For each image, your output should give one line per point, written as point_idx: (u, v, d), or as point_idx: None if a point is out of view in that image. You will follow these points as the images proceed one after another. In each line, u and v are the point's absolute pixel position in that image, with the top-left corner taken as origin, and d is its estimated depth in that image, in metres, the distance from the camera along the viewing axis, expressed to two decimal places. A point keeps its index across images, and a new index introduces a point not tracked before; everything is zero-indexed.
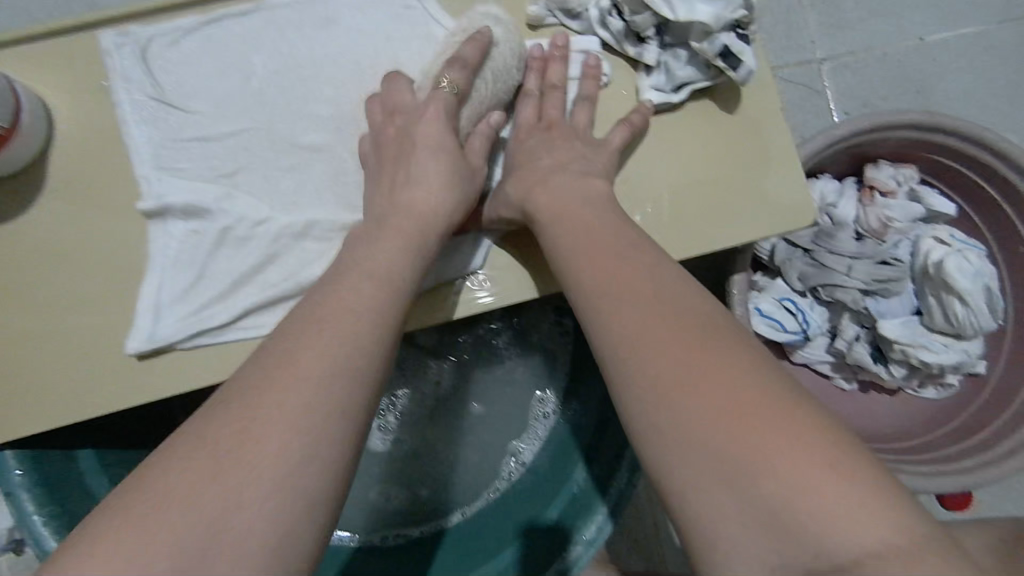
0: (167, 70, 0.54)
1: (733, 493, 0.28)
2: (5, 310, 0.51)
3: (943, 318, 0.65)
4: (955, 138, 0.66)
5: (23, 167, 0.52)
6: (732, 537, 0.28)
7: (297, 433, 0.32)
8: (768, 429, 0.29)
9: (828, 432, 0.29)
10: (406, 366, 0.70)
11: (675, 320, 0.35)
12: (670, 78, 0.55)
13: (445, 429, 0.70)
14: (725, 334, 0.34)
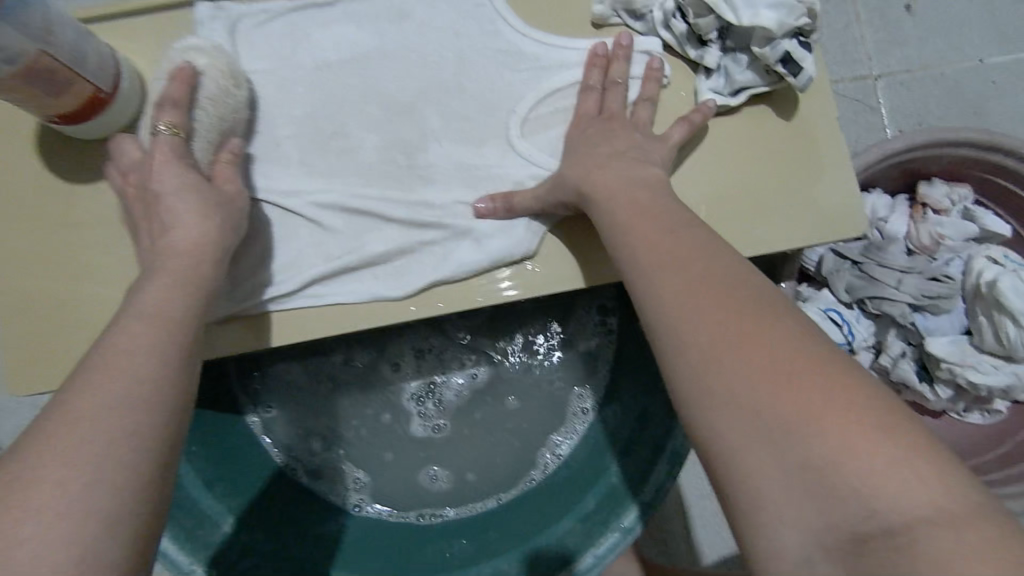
0: (251, 49, 0.58)
1: (777, 453, 0.30)
2: (92, 259, 0.55)
3: (993, 338, 0.64)
4: (1012, 159, 0.65)
5: (115, 131, 0.55)
6: (780, 500, 0.30)
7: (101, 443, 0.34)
8: (817, 398, 0.30)
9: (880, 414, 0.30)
10: (444, 355, 0.71)
11: (724, 291, 0.36)
12: (728, 81, 0.56)
13: (482, 417, 0.70)
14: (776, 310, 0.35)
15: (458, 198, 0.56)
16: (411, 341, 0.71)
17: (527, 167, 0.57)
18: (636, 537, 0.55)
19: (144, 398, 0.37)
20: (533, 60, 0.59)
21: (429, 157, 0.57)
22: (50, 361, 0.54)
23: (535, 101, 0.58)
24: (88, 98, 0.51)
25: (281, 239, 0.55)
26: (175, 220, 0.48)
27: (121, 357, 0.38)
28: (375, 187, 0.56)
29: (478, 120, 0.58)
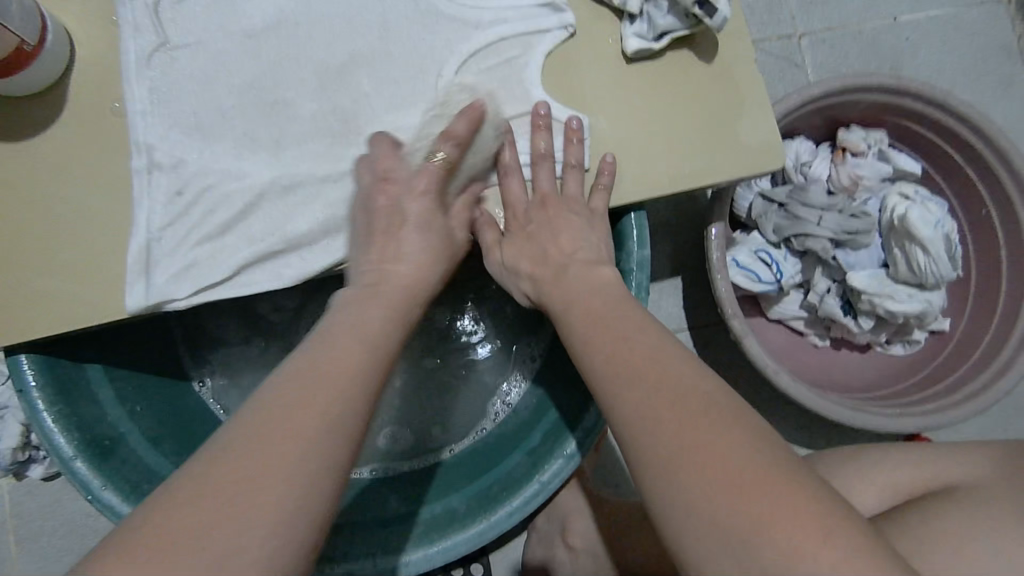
0: (175, 25, 0.57)
1: None
2: (27, 220, 0.54)
3: (907, 268, 0.70)
4: (920, 102, 0.71)
5: (44, 87, 0.55)
6: None
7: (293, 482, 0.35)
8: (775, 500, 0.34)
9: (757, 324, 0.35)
10: None
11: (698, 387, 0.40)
12: (651, 27, 0.58)
13: (409, 375, 0.73)
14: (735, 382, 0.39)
15: None
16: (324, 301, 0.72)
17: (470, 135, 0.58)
18: (578, 463, 0.56)
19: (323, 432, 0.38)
20: (457, 25, 0.60)
21: (359, 119, 0.58)
22: None
23: (463, 60, 0.59)
24: (11, 50, 0.50)
25: (209, 214, 0.54)
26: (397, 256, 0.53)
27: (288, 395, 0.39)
28: (307, 148, 0.57)
29: (408, 86, 0.59)
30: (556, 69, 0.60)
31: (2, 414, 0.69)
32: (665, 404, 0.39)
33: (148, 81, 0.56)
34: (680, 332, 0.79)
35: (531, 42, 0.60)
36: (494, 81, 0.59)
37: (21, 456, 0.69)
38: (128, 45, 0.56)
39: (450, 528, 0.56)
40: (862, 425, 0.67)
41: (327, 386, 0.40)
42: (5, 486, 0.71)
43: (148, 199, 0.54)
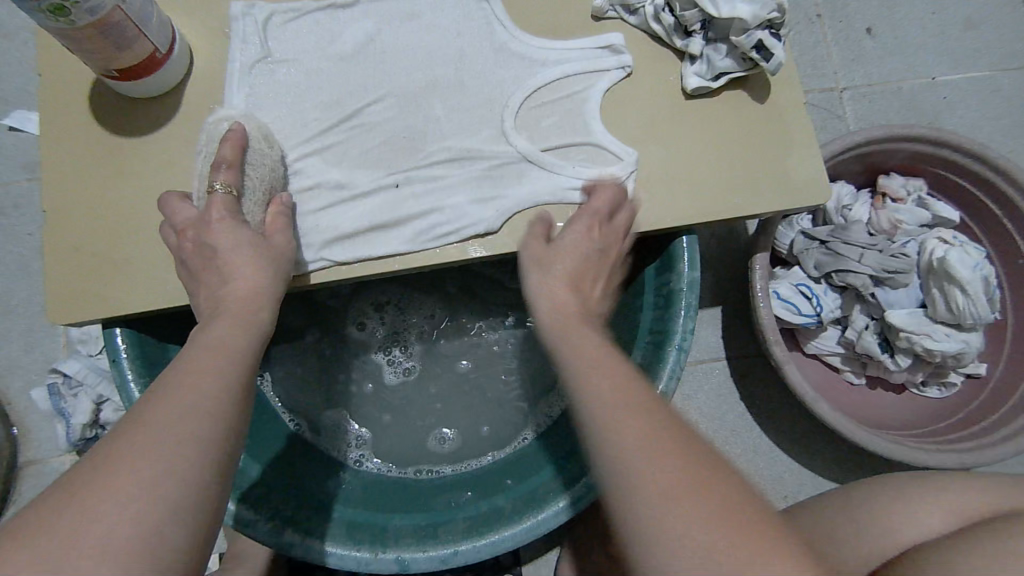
0: (278, 42, 0.63)
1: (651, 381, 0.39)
2: (134, 208, 0.59)
3: (946, 309, 0.72)
4: (959, 154, 0.74)
5: (163, 92, 0.61)
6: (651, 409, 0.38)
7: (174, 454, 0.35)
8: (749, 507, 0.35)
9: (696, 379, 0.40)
10: (405, 305, 0.77)
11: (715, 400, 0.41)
12: (710, 67, 0.63)
13: (449, 372, 0.76)
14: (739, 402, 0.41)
15: (447, 176, 0.62)
16: (372, 298, 0.77)
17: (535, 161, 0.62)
18: None
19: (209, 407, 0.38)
20: (524, 60, 0.65)
21: (429, 137, 0.63)
22: (87, 298, 0.58)
23: (528, 92, 0.64)
24: (147, 56, 0.56)
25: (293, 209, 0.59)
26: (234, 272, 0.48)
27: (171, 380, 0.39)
28: (381, 160, 0.62)
29: (478, 110, 0.63)
30: (616, 101, 0.64)
31: (77, 391, 0.74)
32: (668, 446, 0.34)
33: (250, 91, 0.62)
34: (718, 361, 0.82)
35: (592, 79, 0.64)
36: (558, 113, 0.64)
37: (88, 433, 0.73)
38: (235, 61, 0.62)
39: (497, 523, 0.59)
40: (898, 458, 0.68)
41: (187, 399, 0.38)
42: (67, 463, 0.76)
43: None
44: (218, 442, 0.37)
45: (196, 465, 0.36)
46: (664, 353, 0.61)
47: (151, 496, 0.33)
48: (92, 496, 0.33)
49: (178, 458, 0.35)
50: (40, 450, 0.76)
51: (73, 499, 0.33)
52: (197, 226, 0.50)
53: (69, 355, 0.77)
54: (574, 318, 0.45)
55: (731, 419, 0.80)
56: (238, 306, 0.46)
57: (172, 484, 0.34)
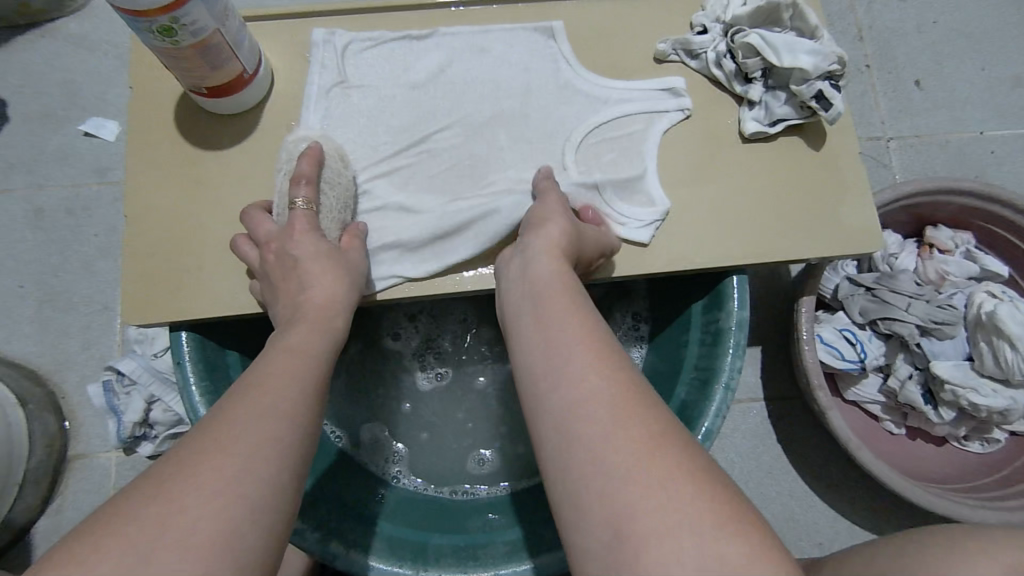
0: (354, 68, 0.67)
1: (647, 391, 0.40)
2: (207, 217, 0.62)
3: (993, 363, 0.72)
4: (1009, 210, 0.75)
5: (244, 109, 0.64)
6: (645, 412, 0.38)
7: (251, 457, 0.36)
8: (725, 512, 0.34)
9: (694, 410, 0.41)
10: (435, 313, 0.78)
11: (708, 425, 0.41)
12: (768, 113, 0.65)
13: (479, 382, 0.77)
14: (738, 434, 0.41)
15: None
16: (403, 309, 0.78)
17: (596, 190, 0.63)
18: None
19: (284, 412, 0.40)
20: (588, 97, 0.67)
21: (491, 166, 0.65)
22: (161, 300, 0.60)
23: (588, 127, 0.66)
24: (236, 76, 0.60)
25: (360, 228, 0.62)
26: (311, 283, 0.50)
27: (249, 384, 0.41)
28: (445, 185, 0.64)
29: (540, 143, 0.66)
30: (673, 142, 0.66)
31: (130, 390, 0.77)
32: (601, 364, 0.40)
33: (324, 112, 0.65)
34: (756, 401, 0.82)
35: (653, 119, 0.66)
36: (616, 149, 0.66)
37: (137, 431, 0.76)
38: (312, 85, 0.65)
39: (539, 549, 0.59)
40: (940, 512, 0.68)
41: (268, 402, 0.40)
42: (114, 459, 0.78)
43: None
44: (294, 448, 0.39)
45: (276, 467, 0.37)
46: (710, 391, 0.62)
47: (232, 495, 0.34)
48: (179, 485, 0.34)
49: (259, 456, 0.37)
50: (90, 445, 0.79)
51: (156, 489, 0.34)
52: (281, 239, 0.53)
53: (124, 353, 0.80)
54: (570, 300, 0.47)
55: (766, 459, 0.80)
56: (316, 315, 0.48)
57: (257, 487, 0.36)
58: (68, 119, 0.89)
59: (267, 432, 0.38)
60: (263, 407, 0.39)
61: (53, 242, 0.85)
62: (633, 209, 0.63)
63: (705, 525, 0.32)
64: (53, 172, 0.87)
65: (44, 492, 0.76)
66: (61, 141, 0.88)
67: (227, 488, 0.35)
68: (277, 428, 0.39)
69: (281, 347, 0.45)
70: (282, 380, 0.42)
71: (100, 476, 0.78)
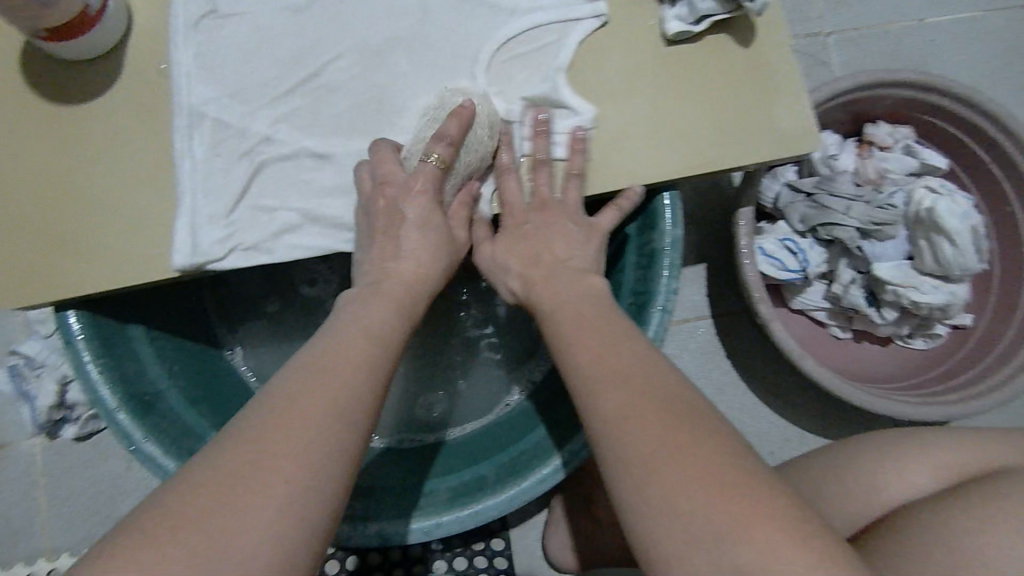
0: None
1: (621, 410, 0.41)
2: (76, 180, 0.56)
3: (933, 260, 0.71)
4: (948, 98, 0.72)
5: (102, 53, 0.57)
6: (621, 443, 0.39)
7: (320, 430, 0.38)
8: (726, 512, 0.35)
9: (651, 404, 0.41)
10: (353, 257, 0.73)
11: (662, 407, 0.40)
12: (691, 11, 0.59)
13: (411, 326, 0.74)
14: (691, 409, 0.40)
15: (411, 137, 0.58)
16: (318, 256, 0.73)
17: (512, 118, 0.59)
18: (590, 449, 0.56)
19: (351, 390, 0.41)
20: (492, 10, 0.60)
21: (392, 96, 0.59)
22: (38, 279, 0.54)
23: (495, 44, 0.60)
24: (78, 13, 0.52)
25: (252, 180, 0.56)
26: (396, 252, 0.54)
27: (319, 361, 0.42)
28: (341, 122, 0.58)
29: (444, 66, 0.59)
30: (589, 53, 0.60)
31: (40, 372, 0.73)
32: (612, 385, 0.43)
33: (197, 47, 0.57)
34: (702, 320, 0.81)
35: (565, 31, 0.60)
36: (528, 66, 0.60)
37: (55, 415, 0.73)
38: (179, 19, 0.57)
39: (478, 493, 0.57)
40: (883, 412, 0.68)
41: (333, 381, 0.41)
42: (38, 447, 0.74)
43: (189, 154, 0.56)
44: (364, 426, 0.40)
45: (341, 441, 0.38)
46: (645, 316, 0.60)
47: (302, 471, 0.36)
48: (257, 454, 0.36)
49: (324, 428, 0.38)
50: (7, 434, 0.74)
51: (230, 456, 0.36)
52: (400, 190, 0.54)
53: (29, 336, 0.75)
54: (565, 329, 0.50)
55: (715, 376, 0.80)
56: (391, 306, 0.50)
57: (318, 471, 0.36)
58: None
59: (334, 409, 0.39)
60: (326, 385, 0.40)
61: None
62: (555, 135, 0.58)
63: (717, 533, 0.34)
64: None
65: None
66: None
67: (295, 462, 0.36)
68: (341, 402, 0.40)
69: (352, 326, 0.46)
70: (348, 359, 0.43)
71: (26, 464, 0.74)
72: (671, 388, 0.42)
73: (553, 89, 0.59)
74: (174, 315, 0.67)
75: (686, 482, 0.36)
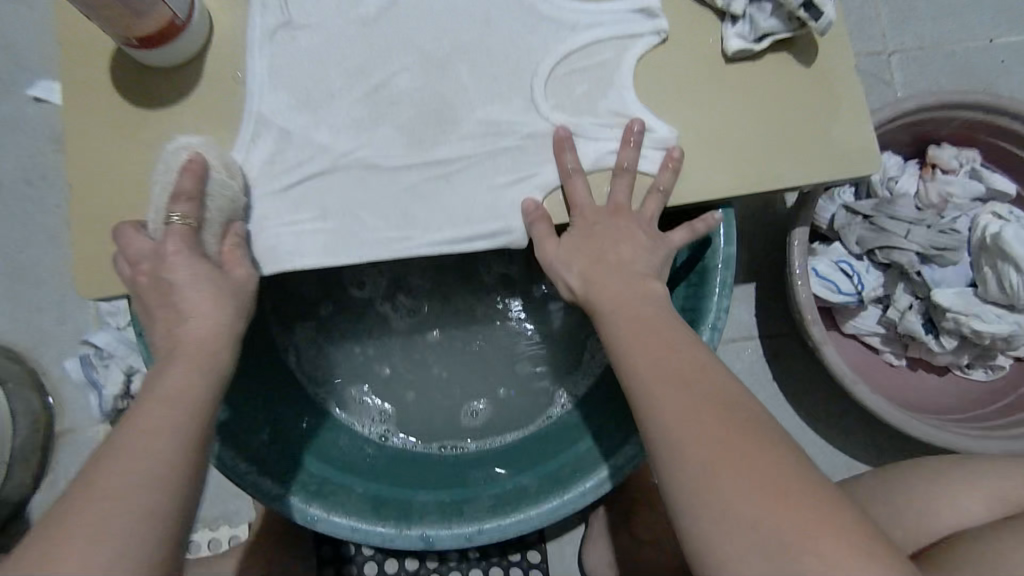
0: (297, 9, 0.61)
1: (684, 419, 0.41)
2: (154, 180, 0.59)
3: (998, 288, 0.69)
4: (1019, 122, 0.69)
5: (183, 61, 0.60)
6: (682, 451, 0.40)
7: (113, 507, 0.38)
8: (783, 523, 0.36)
9: (715, 414, 0.41)
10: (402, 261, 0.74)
11: (725, 418, 0.40)
12: (753, 28, 0.59)
13: (455, 328, 0.73)
14: (756, 422, 0.40)
15: (471, 147, 0.59)
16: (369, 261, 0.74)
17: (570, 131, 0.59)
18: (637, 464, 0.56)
19: (147, 458, 0.40)
20: (554, 24, 0.61)
21: (453, 106, 0.60)
22: (117, 272, 0.58)
23: (556, 58, 0.61)
24: (164, 23, 0.55)
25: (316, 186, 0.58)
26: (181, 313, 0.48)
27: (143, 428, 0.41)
28: (401, 131, 0.60)
29: (504, 79, 0.61)
30: (649, 69, 0.61)
31: (109, 362, 0.76)
32: (671, 391, 0.43)
33: (268, 57, 0.60)
34: (750, 340, 0.79)
35: (625, 46, 0.61)
36: (588, 80, 0.60)
37: (120, 404, 0.76)
38: (252, 31, 0.60)
39: (522, 503, 0.57)
40: (941, 445, 0.66)
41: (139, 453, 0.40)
42: (102, 432, 0.78)
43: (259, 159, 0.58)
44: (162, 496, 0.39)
45: (132, 516, 0.38)
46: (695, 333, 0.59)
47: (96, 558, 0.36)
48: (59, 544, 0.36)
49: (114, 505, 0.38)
50: (75, 419, 0.78)
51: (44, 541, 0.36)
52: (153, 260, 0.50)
53: (98, 326, 0.79)
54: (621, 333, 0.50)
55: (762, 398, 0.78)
56: (195, 350, 0.47)
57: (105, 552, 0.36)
58: (16, 84, 0.84)
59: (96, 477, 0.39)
60: (132, 457, 0.40)
61: (14, 216, 0.82)
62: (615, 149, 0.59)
63: (779, 542, 0.35)
64: (7, 142, 0.83)
65: (35, 467, 0.76)
66: (13, 108, 0.84)
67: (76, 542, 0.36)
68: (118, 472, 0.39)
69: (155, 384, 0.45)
70: (165, 423, 0.42)
71: (88, 449, 0.78)
72: (733, 399, 0.42)
73: (612, 104, 0.60)
74: None
75: (747, 493, 0.37)
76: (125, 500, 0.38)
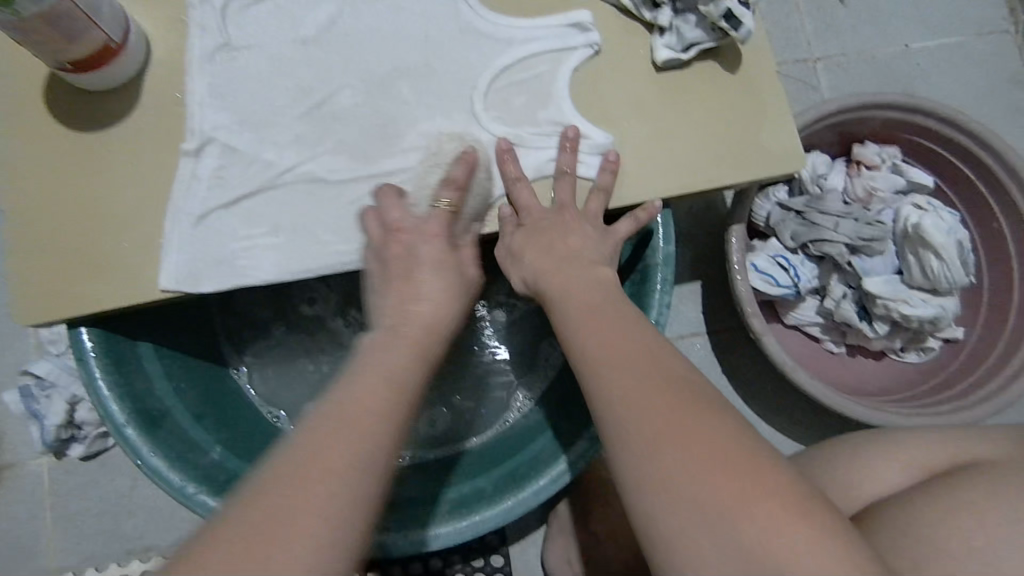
0: (242, 29, 0.62)
1: (628, 401, 0.43)
2: (93, 203, 0.58)
3: (921, 274, 0.73)
4: (932, 119, 0.74)
5: (121, 83, 0.60)
6: (628, 432, 0.41)
7: (343, 475, 0.40)
8: (726, 491, 0.38)
9: (660, 393, 0.42)
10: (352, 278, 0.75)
11: (670, 396, 0.42)
12: (680, 39, 0.62)
13: None
14: (698, 398, 0.42)
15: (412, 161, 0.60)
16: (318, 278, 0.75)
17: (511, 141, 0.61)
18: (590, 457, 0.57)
19: (376, 429, 0.43)
20: (491, 39, 0.64)
21: (395, 121, 0.61)
22: (56, 297, 0.57)
23: (494, 71, 0.63)
24: (99, 47, 0.55)
25: (263, 203, 0.59)
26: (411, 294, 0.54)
27: (344, 403, 0.44)
28: (346, 146, 0.61)
29: (445, 92, 0.62)
30: (584, 79, 0.63)
31: (51, 392, 0.74)
32: (615, 375, 0.44)
33: (211, 76, 0.61)
34: (699, 336, 0.82)
35: (560, 58, 0.63)
36: (525, 92, 0.63)
37: (64, 434, 0.74)
38: (194, 52, 0.61)
39: (479, 505, 0.58)
40: (878, 424, 0.69)
41: (359, 426, 0.43)
42: (46, 466, 0.75)
43: (202, 180, 0.58)
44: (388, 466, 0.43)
45: (370, 486, 0.41)
46: None
47: (333, 523, 0.38)
48: (299, 506, 0.38)
49: (355, 473, 0.40)
50: (17, 453, 0.76)
51: (269, 509, 0.38)
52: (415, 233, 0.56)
53: (41, 356, 0.77)
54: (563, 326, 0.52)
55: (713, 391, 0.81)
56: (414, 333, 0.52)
57: (346, 516, 0.39)
58: None
59: (336, 451, 0.41)
60: (351, 431, 0.42)
61: None
62: (556, 156, 0.61)
63: (722, 508, 0.37)
64: None
65: None
66: None
67: (310, 507, 0.38)
68: (349, 445, 0.41)
69: (370, 366, 0.48)
70: (371, 400, 0.45)
71: (35, 483, 0.75)
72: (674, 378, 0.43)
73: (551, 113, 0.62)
74: (180, 335, 0.68)
75: (692, 467, 0.39)
76: (356, 467, 0.41)
